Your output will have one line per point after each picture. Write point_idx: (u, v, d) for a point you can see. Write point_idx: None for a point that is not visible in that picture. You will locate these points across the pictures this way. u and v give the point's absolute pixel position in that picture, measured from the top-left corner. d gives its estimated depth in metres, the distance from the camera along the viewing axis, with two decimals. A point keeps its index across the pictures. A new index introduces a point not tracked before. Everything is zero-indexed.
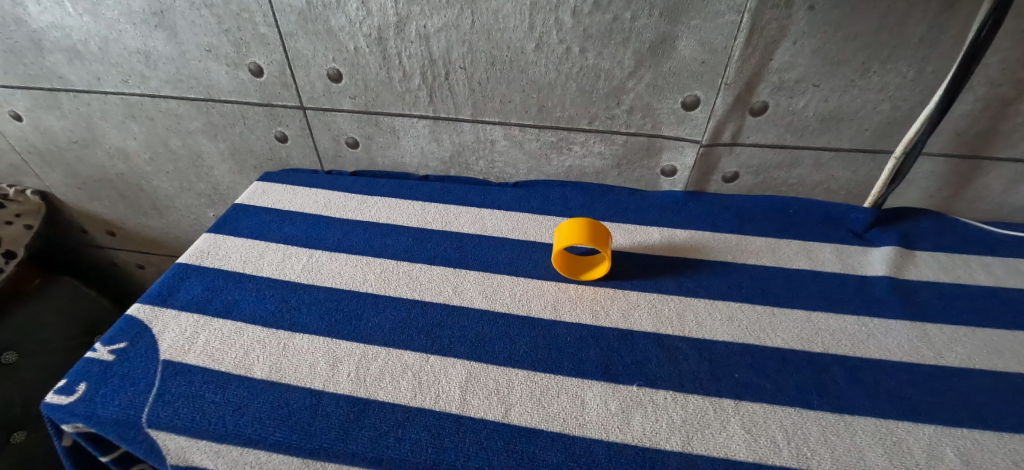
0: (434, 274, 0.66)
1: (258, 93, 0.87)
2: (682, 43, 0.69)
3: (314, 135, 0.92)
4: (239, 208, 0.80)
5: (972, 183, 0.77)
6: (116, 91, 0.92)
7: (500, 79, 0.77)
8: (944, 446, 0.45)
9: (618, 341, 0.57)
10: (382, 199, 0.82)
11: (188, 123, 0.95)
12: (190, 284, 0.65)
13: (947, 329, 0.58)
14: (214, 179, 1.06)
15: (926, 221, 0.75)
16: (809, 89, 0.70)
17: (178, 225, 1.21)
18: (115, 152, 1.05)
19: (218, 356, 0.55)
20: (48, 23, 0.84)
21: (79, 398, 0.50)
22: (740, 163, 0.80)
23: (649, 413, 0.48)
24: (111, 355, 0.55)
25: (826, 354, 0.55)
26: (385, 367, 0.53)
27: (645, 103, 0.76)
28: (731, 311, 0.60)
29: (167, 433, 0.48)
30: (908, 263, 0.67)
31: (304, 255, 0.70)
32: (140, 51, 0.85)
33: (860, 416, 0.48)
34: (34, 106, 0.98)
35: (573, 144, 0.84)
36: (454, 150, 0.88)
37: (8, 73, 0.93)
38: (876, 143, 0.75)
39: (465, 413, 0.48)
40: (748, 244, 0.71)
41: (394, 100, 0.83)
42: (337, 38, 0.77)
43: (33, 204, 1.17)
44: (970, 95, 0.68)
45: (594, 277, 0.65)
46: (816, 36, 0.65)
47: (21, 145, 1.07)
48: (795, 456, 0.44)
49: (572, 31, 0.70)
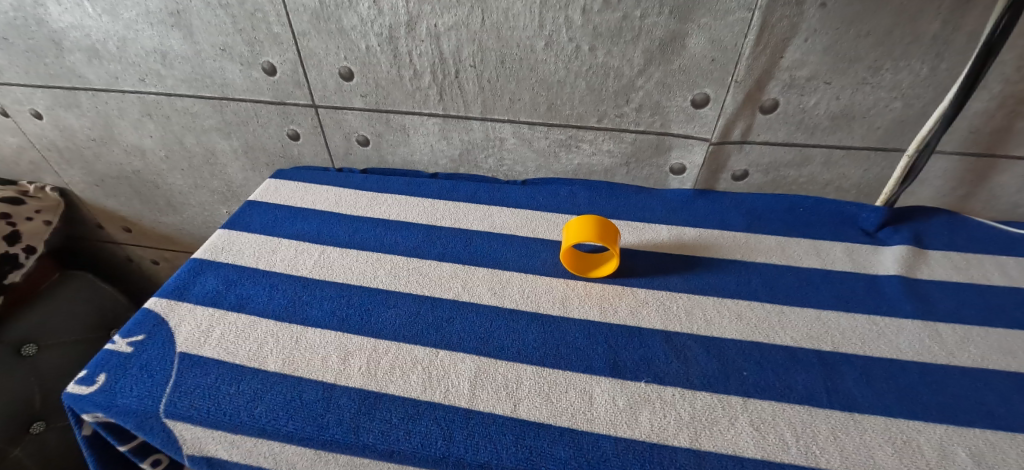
0: (444, 271, 0.67)
1: (271, 92, 0.89)
2: (692, 41, 0.69)
3: (325, 132, 0.93)
4: (252, 205, 0.81)
5: (986, 183, 0.76)
6: (133, 89, 0.94)
7: (509, 77, 0.78)
8: (955, 447, 0.45)
9: (627, 338, 0.57)
10: (391, 196, 0.83)
11: (203, 121, 0.97)
12: (205, 278, 0.66)
13: (960, 329, 0.58)
14: (227, 176, 1.08)
15: (938, 220, 0.74)
16: (820, 87, 0.70)
17: (192, 221, 1.23)
18: (131, 150, 1.07)
19: (232, 350, 0.56)
20: (69, 23, 0.86)
21: (99, 389, 0.52)
22: (749, 161, 0.80)
23: (657, 409, 0.49)
24: (130, 348, 0.56)
25: (835, 352, 0.55)
26: (395, 361, 0.54)
27: (655, 101, 0.76)
28: (740, 310, 0.60)
29: (184, 423, 0.50)
30: (920, 262, 0.67)
31: (315, 251, 0.71)
32: (157, 50, 0.87)
33: (869, 415, 0.48)
34: (54, 105, 1.00)
35: (582, 143, 0.84)
36: (464, 148, 0.89)
37: (29, 73, 0.95)
38: (888, 141, 0.74)
39: (474, 408, 0.49)
40: (758, 242, 0.71)
41: (404, 98, 0.84)
42: (349, 37, 0.78)
43: (52, 200, 1.20)
44: (984, 93, 0.67)
45: (604, 274, 0.65)
46: (827, 34, 0.65)
47: (41, 143, 1.09)
48: (803, 454, 0.44)
49: (581, 29, 0.70)
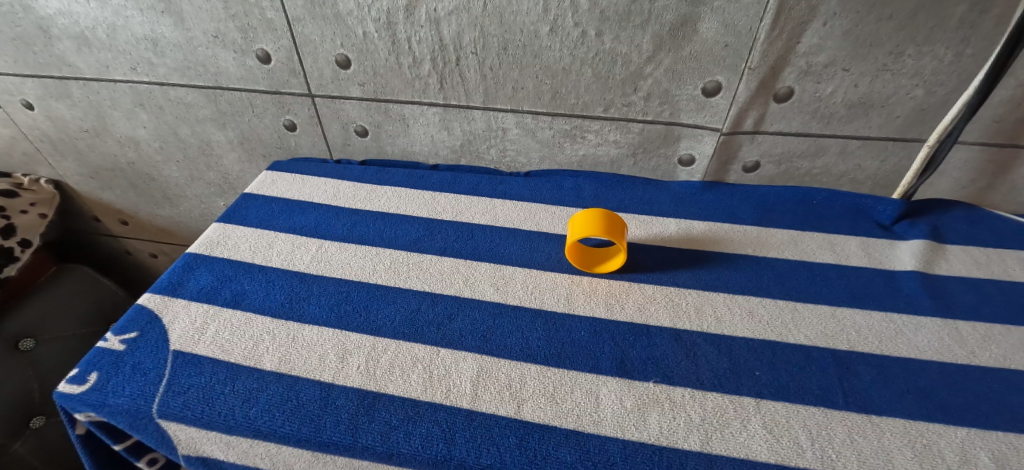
0: (444, 266, 0.65)
1: (266, 81, 0.86)
2: (704, 25, 0.66)
3: (323, 123, 0.90)
4: (248, 198, 0.79)
5: (1008, 174, 0.74)
6: (125, 79, 0.92)
7: (512, 64, 0.75)
8: (978, 450, 0.43)
9: (635, 336, 0.55)
10: (392, 188, 0.80)
11: (197, 111, 0.95)
12: (200, 273, 0.64)
13: (981, 327, 0.55)
14: (224, 168, 1.06)
15: (958, 212, 0.72)
16: (837, 74, 0.67)
17: (190, 213, 1.21)
18: (125, 141, 1.05)
19: (227, 347, 0.54)
20: (56, 10, 0.83)
21: (90, 388, 0.50)
22: (761, 152, 0.77)
23: (667, 410, 0.47)
24: (122, 345, 0.54)
25: (851, 352, 0.53)
26: (395, 360, 0.52)
27: (664, 89, 0.73)
28: (752, 306, 0.58)
29: (178, 424, 0.48)
30: (938, 257, 0.65)
31: (313, 245, 0.69)
32: (148, 38, 0.84)
33: (887, 417, 0.46)
34: (45, 95, 0.98)
35: (587, 133, 0.81)
36: (465, 138, 0.87)
37: (18, 62, 0.93)
38: (907, 131, 0.72)
39: (476, 409, 0.47)
40: (770, 236, 0.69)
41: (404, 87, 0.82)
42: (346, 22, 0.75)
43: (47, 193, 1.18)
44: (1011, 80, 0.64)
45: (610, 270, 0.63)
46: (847, 17, 0.62)
47: (33, 134, 1.07)
48: (819, 458, 0.42)
49: (588, 13, 0.67)
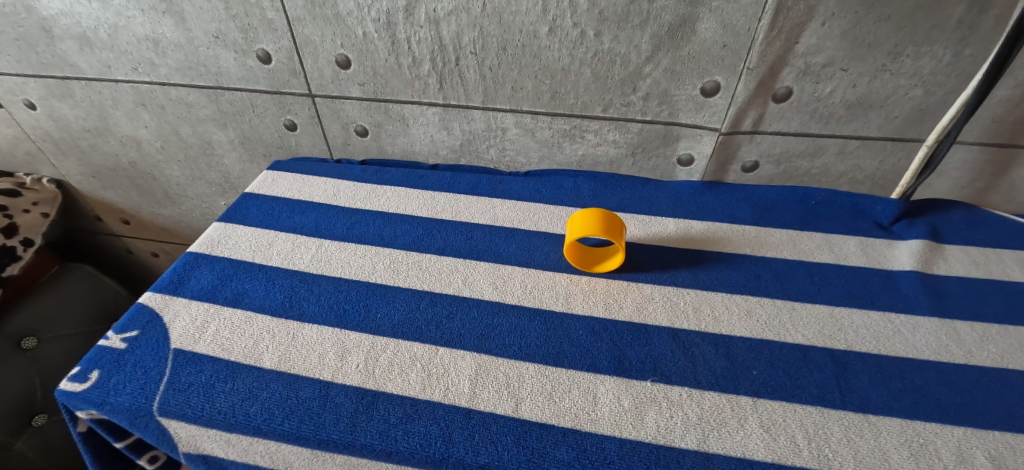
0: (443, 265, 0.65)
1: (267, 81, 0.87)
2: (703, 25, 0.66)
3: (323, 123, 0.91)
4: (249, 197, 0.79)
5: (1008, 174, 0.73)
6: (127, 79, 0.92)
7: (512, 64, 0.75)
8: (974, 450, 0.43)
9: (633, 335, 0.55)
10: (392, 188, 0.81)
11: (198, 111, 0.95)
12: (201, 272, 0.65)
13: (979, 328, 0.55)
14: (225, 168, 1.06)
15: (957, 212, 0.72)
16: (836, 74, 0.67)
17: (191, 213, 1.21)
18: (127, 141, 1.06)
19: (228, 346, 0.54)
20: (58, 10, 0.84)
21: (93, 385, 0.51)
22: (761, 152, 0.78)
23: (664, 409, 0.47)
24: (123, 344, 0.55)
25: (848, 351, 0.53)
26: (394, 359, 0.52)
27: (663, 89, 0.73)
28: (750, 306, 0.58)
29: (178, 422, 0.48)
30: (937, 257, 0.65)
31: (313, 245, 0.69)
32: (149, 38, 0.85)
33: (884, 417, 0.46)
34: (47, 95, 0.98)
35: (586, 133, 0.81)
36: (465, 138, 0.87)
37: (20, 62, 0.93)
38: (907, 131, 0.72)
39: (475, 407, 0.47)
40: (769, 236, 0.69)
41: (404, 87, 0.82)
42: (345, 22, 0.75)
43: (50, 192, 1.19)
44: (1010, 80, 0.64)
45: (608, 269, 0.63)
46: (845, 18, 0.62)
47: (36, 134, 1.08)
48: (815, 457, 0.42)
49: (587, 14, 0.68)
